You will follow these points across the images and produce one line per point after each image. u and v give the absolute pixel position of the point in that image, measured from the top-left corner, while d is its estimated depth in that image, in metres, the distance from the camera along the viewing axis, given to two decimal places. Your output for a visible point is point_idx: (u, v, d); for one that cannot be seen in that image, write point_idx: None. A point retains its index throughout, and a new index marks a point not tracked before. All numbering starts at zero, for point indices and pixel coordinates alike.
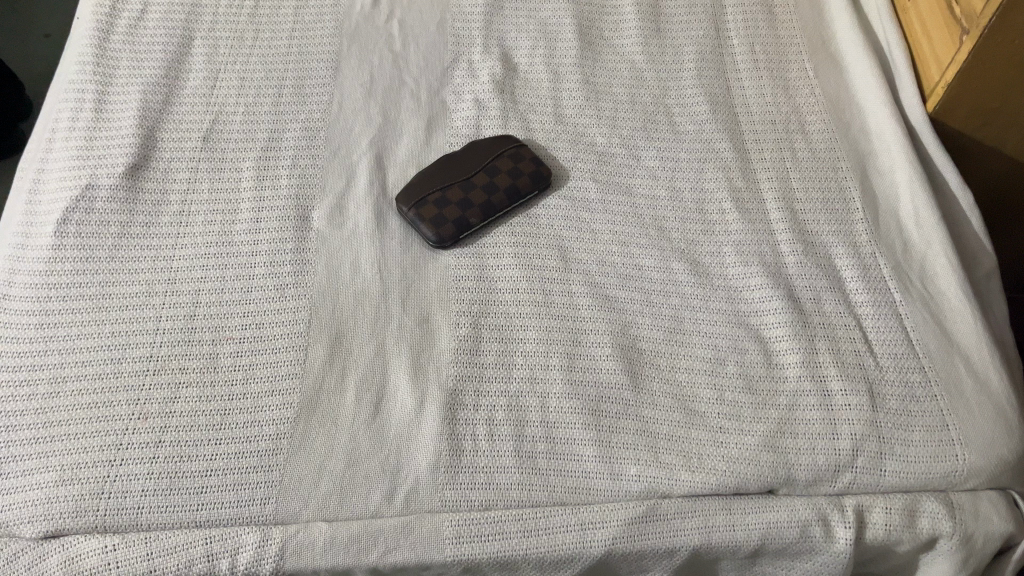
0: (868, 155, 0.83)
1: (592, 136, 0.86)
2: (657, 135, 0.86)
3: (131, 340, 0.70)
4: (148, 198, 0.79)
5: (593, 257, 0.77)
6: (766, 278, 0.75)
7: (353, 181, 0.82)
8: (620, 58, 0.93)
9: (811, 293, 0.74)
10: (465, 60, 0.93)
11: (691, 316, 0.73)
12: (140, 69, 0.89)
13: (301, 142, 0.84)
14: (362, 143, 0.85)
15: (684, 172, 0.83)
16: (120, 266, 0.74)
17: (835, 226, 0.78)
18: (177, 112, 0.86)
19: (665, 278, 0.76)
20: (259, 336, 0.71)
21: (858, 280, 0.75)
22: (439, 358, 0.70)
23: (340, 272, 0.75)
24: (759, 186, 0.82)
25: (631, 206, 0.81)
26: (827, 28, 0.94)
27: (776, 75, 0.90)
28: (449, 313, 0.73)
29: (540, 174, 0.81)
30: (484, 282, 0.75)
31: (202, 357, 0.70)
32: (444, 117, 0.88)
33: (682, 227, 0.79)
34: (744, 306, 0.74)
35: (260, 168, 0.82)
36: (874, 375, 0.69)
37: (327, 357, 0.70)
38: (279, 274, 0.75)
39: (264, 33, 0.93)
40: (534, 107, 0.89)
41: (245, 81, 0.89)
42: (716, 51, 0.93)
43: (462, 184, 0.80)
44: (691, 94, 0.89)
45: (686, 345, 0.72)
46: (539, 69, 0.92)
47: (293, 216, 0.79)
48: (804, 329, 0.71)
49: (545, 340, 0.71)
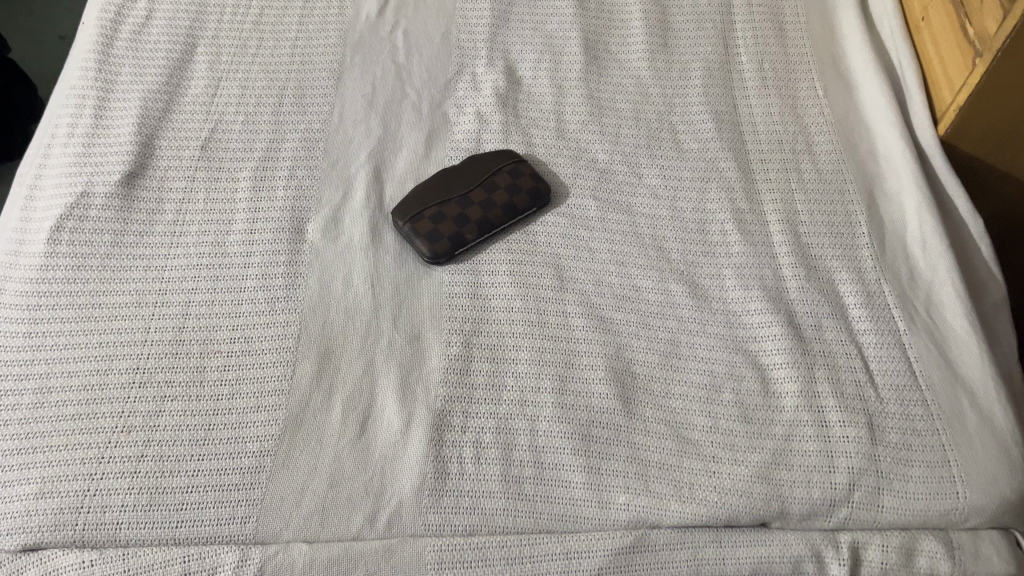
0: (876, 178, 0.81)
1: (594, 152, 0.85)
2: (660, 152, 0.85)
3: (119, 352, 0.69)
4: (143, 206, 0.78)
5: (589, 276, 0.76)
6: (766, 303, 0.73)
7: (351, 193, 0.81)
8: (626, 73, 0.92)
9: (812, 319, 0.72)
10: (468, 72, 0.92)
11: (688, 339, 0.72)
12: (142, 76, 0.89)
13: (299, 152, 0.84)
14: (361, 155, 0.84)
15: (687, 192, 0.82)
16: (112, 275, 0.74)
17: (839, 251, 0.77)
18: (177, 120, 0.85)
19: (662, 300, 0.74)
20: (247, 350, 0.70)
21: (862, 307, 0.73)
22: (428, 378, 0.69)
23: (333, 286, 0.74)
24: (762, 207, 0.80)
25: (631, 225, 0.79)
26: (839, 46, 0.92)
27: (785, 94, 0.88)
28: (440, 331, 0.72)
29: (538, 190, 0.80)
30: (477, 300, 0.74)
31: (189, 370, 0.69)
32: (445, 130, 0.87)
33: (682, 248, 0.78)
34: (742, 332, 0.72)
35: (257, 178, 0.81)
36: (874, 407, 0.67)
37: (315, 373, 0.69)
38: (271, 288, 0.74)
39: (268, 41, 0.93)
40: (536, 121, 0.88)
41: (246, 90, 0.89)
42: (724, 67, 0.91)
43: (459, 200, 0.79)
44: (697, 112, 0.87)
45: (682, 370, 0.70)
46: (543, 83, 0.91)
47: (288, 227, 0.78)
48: (803, 357, 0.70)
49: (537, 361, 0.70)
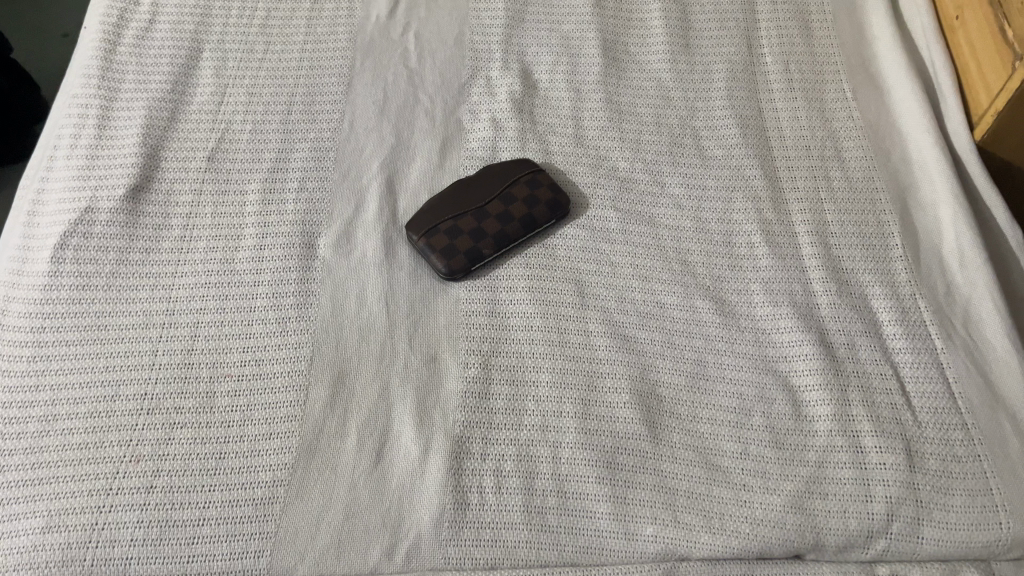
0: (910, 187, 0.78)
1: (614, 160, 0.82)
2: (683, 159, 0.82)
3: (126, 376, 0.67)
4: (148, 222, 0.76)
5: (611, 292, 0.73)
6: (796, 320, 0.70)
7: (363, 205, 0.78)
8: (646, 75, 0.89)
9: (844, 337, 0.69)
10: (483, 76, 0.89)
11: (716, 360, 0.69)
12: (146, 83, 0.86)
13: (309, 163, 0.81)
14: (373, 164, 0.81)
15: (712, 201, 0.79)
16: (117, 296, 0.71)
17: (872, 264, 0.73)
18: (183, 130, 0.83)
19: (688, 317, 0.71)
20: (258, 374, 0.68)
21: (897, 324, 0.70)
22: (445, 402, 0.67)
23: (346, 304, 0.72)
24: (790, 217, 0.77)
25: (654, 237, 0.76)
26: (868, 47, 0.89)
27: (812, 97, 0.85)
28: (458, 351, 0.69)
29: (557, 202, 0.77)
30: (496, 318, 0.71)
31: (199, 395, 0.67)
32: (459, 137, 0.84)
33: (707, 261, 0.75)
34: (772, 351, 0.69)
35: (266, 191, 0.79)
36: (911, 432, 0.64)
37: (329, 398, 0.67)
38: (282, 307, 0.71)
39: (275, 46, 0.90)
40: (553, 127, 0.85)
41: (253, 97, 0.86)
42: (749, 69, 0.88)
43: (475, 212, 0.76)
44: (721, 117, 0.84)
45: (709, 393, 0.67)
46: (560, 86, 0.88)
47: (299, 243, 0.75)
48: (836, 378, 0.67)
49: (559, 384, 0.67)
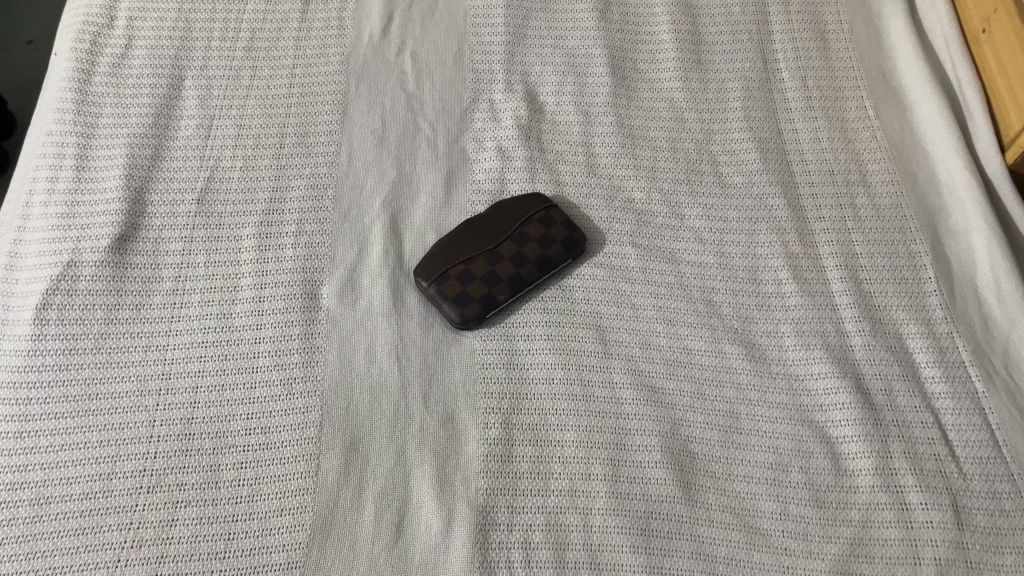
0: (940, 213, 0.75)
1: (629, 190, 0.78)
2: (702, 187, 0.78)
3: (123, 451, 0.63)
4: (137, 275, 0.71)
5: (635, 338, 0.69)
6: (830, 365, 0.67)
7: (367, 248, 0.74)
8: (658, 95, 0.84)
9: (881, 383, 0.66)
10: (485, 100, 0.84)
11: (748, 410, 0.66)
12: (125, 117, 0.80)
13: (307, 203, 0.76)
14: (375, 202, 0.76)
15: (734, 234, 0.75)
16: (107, 359, 0.66)
17: (906, 301, 0.70)
18: (169, 170, 0.77)
19: (716, 364, 0.68)
20: (265, 443, 0.63)
21: (935, 366, 0.67)
22: (466, 467, 0.63)
23: (354, 361, 0.67)
24: (817, 249, 0.74)
25: (676, 275, 0.72)
26: (888, 58, 0.84)
27: (833, 116, 0.81)
28: (476, 410, 0.65)
29: (573, 240, 0.72)
30: (514, 370, 0.67)
31: (202, 469, 0.62)
32: (464, 168, 0.79)
33: (733, 301, 0.71)
34: (806, 399, 0.66)
35: (262, 236, 0.74)
36: (957, 485, 0.61)
37: (342, 468, 0.62)
38: (286, 367, 0.67)
39: (262, 71, 0.84)
40: (563, 156, 0.80)
41: (242, 130, 0.80)
42: (766, 85, 0.83)
43: (487, 255, 0.72)
44: (739, 140, 0.80)
45: (744, 448, 0.64)
46: (568, 110, 0.83)
47: (300, 294, 0.71)
48: (875, 428, 0.64)
49: (585, 443, 0.64)
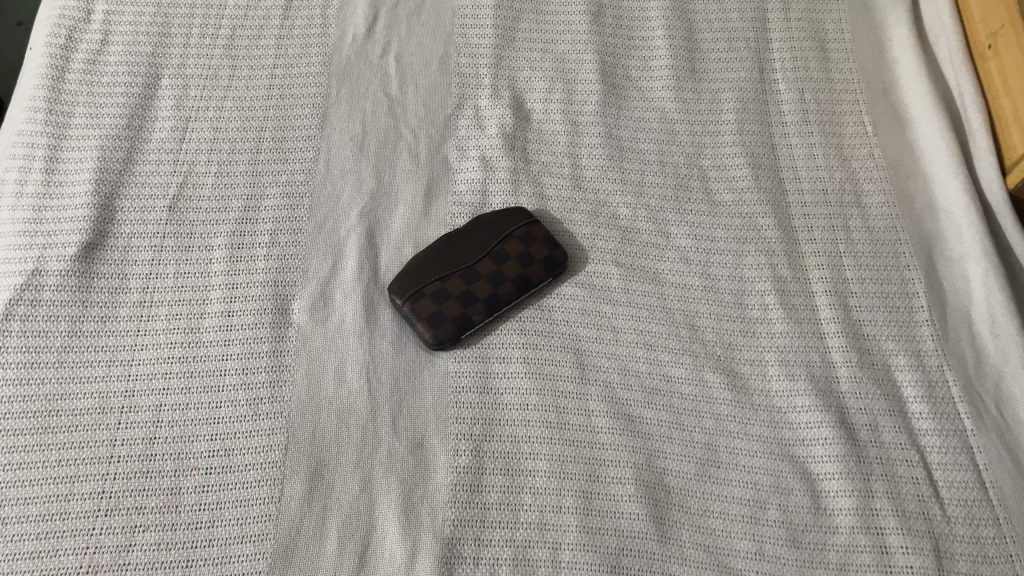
0: (936, 237, 0.72)
1: (614, 206, 0.75)
2: (690, 204, 0.75)
3: (81, 471, 0.61)
4: (104, 285, 0.69)
5: (614, 363, 0.67)
6: (814, 397, 0.64)
7: (341, 263, 0.72)
8: (649, 105, 0.81)
9: (866, 417, 0.64)
10: (470, 106, 0.81)
11: (728, 443, 0.64)
12: (98, 117, 0.77)
13: (281, 211, 0.74)
14: (351, 213, 0.74)
15: (721, 255, 0.72)
16: (70, 374, 0.65)
17: (896, 331, 0.68)
18: (141, 174, 0.75)
19: (696, 392, 0.66)
20: (227, 466, 0.62)
21: (922, 401, 0.64)
22: (433, 497, 0.61)
23: (323, 382, 0.65)
24: (806, 273, 0.71)
25: (659, 297, 0.70)
26: (889, 71, 0.81)
27: (830, 131, 0.78)
28: (446, 436, 0.63)
29: (554, 259, 0.70)
30: (487, 395, 0.65)
31: (162, 492, 0.61)
32: (446, 178, 0.77)
33: (717, 326, 0.69)
34: (788, 433, 0.64)
35: (233, 247, 0.72)
36: (939, 529, 0.59)
37: (306, 494, 0.61)
38: (252, 386, 0.65)
39: (241, 70, 0.81)
40: (548, 167, 0.77)
41: (218, 134, 0.78)
42: (761, 97, 0.80)
43: (464, 272, 0.69)
44: (731, 155, 0.77)
45: (721, 483, 0.62)
46: (555, 119, 0.80)
47: (270, 308, 0.68)
48: (858, 465, 0.62)
49: (557, 474, 0.62)
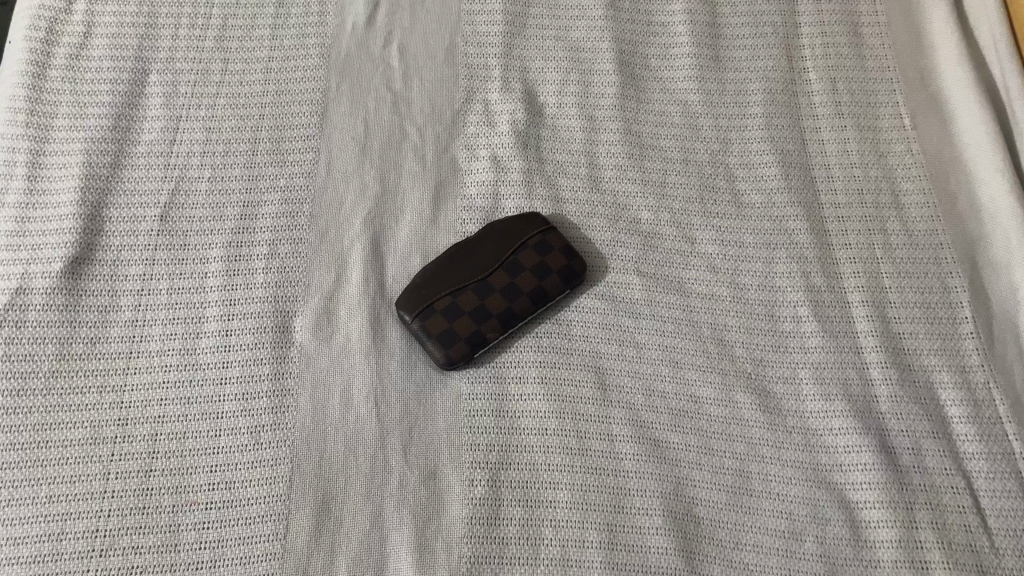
0: (980, 241, 0.67)
1: (635, 209, 0.70)
2: (716, 206, 0.70)
3: (73, 508, 0.57)
4: (93, 303, 0.65)
5: (638, 382, 0.63)
6: (853, 419, 0.60)
7: (344, 275, 0.67)
8: (670, 98, 0.76)
9: (908, 440, 0.60)
10: (479, 101, 0.76)
11: (761, 469, 0.60)
12: (82, 117, 0.72)
13: (280, 219, 0.69)
14: (355, 221, 0.70)
15: (750, 262, 0.68)
16: (59, 401, 0.61)
17: (938, 344, 0.63)
18: (131, 180, 0.70)
19: (726, 414, 0.62)
20: (229, 500, 0.58)
21: (968, 422, 0.60)
22: (448, 531, 0.58)
23: (328, 407, 0.61)
24: (842, 281, 0.66)
25: (685, 309, 0.66)
26: (928, 58, 0.76)
27: (865, 125, 0.73)
28: (461, 464, 0.60)
29: (572, 270, 0.65)
30: (503, 419, 0.61)
31: (160, 529, 0.57)
32: (454, 180, 0.72)
33: (748, 341, 0.64)
34: (825, 457, 0.60)
35: (230, 259, 0.67)
36: (987, 562, 0.56)
37: (313, 530, 0.57)
38: (253, 412, 0.61)
39: (234, 64, 0.76)
40: (564, 166, 0.72)
41: (212, 135, 0.73)
42: (791, 88, 0.75)
43: (476, 285, 0.65)
44: (759, 152, 0.72)
45: (754, 513, 0.58)
46: (570, 114, 0.75)
47: (271, 327, 0.64)
48: (901, 493, 0.58)
49: (579, 505, 0.58)
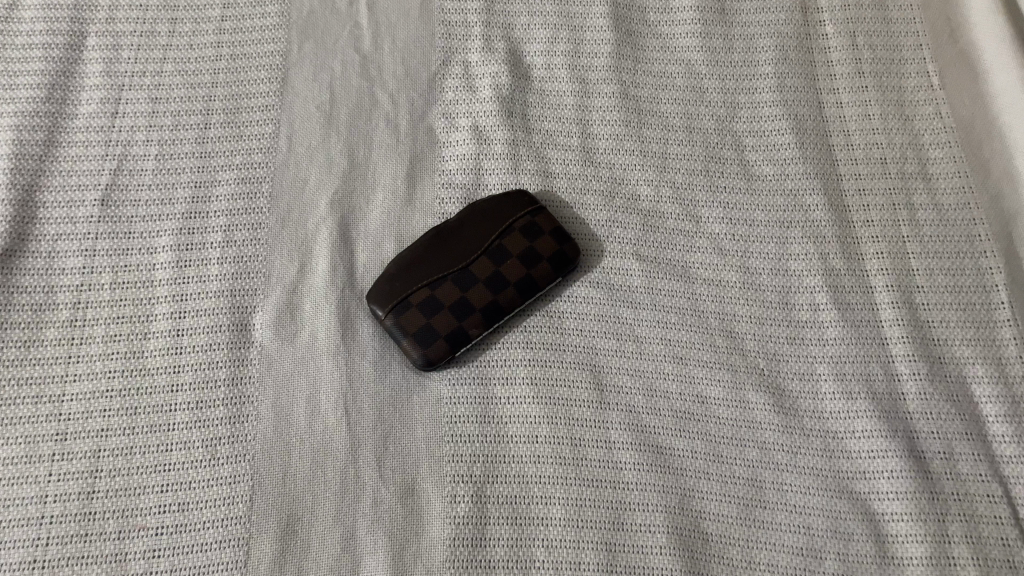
0: (1017, 215, 0.60)
1: (633, 184, 0.63)
2: (723, 180, 0.63)
3: (8, 537, 0.51)
4: (26, 302, 0.58)
5: (638, 381, 0.56)
6: (877, 421, 0.54)
7: (309, 264, 0.60)
8: (672, 56, 0.68)
9: (938, 443, 0.54)
10: (458, 62, 0.68)
11: (775, 478, 0.54)
12: (12, 89, 0.64)
13: (236, 202, 0.62)
14: (320, 203, 0.62)
15: (762, 243, 0.61)
16: None
17: (972, 333, 0.57)
18: (66, 159, 0.62)
19: (737, 416, 0.56)
20: (182, 524, 0.52)
21: (1006, 421, 0.54)
22: (428, 554, 0.52)
23: (292, 416, 0.55)
24: (864, 263, 0.60)
25: (690, 297, 0.59)
26: (958, 7, 0.68)
27: (888, 84, 0.65)
28: (441, 478, 0.53)
29: (563, 256, 0.58)
30: (488, 426, 0.55)
31: (105, 559, 0.51)
32: (431, 154, 0.65)
33: (760, 332, 0.58)
34: (846, 463, 0.54)
35: (181, 248, 0.60)
36: None
37: (277, 556, 0.51)
38: (209, 423, 0.54)
39: (182, 25, 0.68)
40: (553, 136, 0.65)
41: (158, 106, 0.65)
42: (806, 44, 0.67)
43: (457, 275, 0.58)
44: (770, 117, 0.65)
45: (768, 528, 0.53)
46: (560, 76, 0.67)
47: (227, 325, 0.57)
48: (931, 503, 0.52)
49: (574, 522, 0.52)
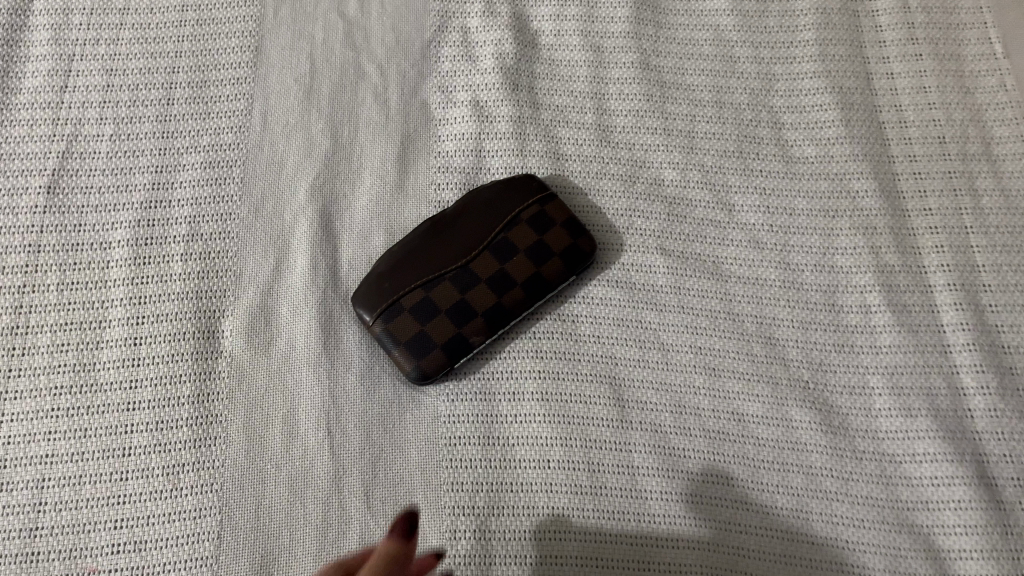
0: None
1: (656, 167, 0.55)
2: (758, 162, 0.55)
3: None
4: None
5: (664, 396, 0.49)
6: (941, 442, 0.47)
7: (286, 262, 0.53)
8: (698, 21, 0.60)
9: (1012, 468, 0.47)
10: (455, 28, 0.59)
11: (823, 508, 0.47)
12: None
13: (203, 189, 0.54)
14: (299, 190, 0.54)
15: (804, 235, 0.53)
16: None
17: None
18: (8, 140, 0.54)
19: (778, 436, 0.48)
20: (138, 567, 0.45)
21: None
22: None
23: (266, 438, 0.48)
24: (922, 258, 0.52)
25: (723, 298, 0.52)
26: None
27: (946, 52, 0.57)
28: (438, 510, 0.46)
29: (578, 251, 0.51)
30: (492, 449, 0.48)
31: None
32: (425, 133, 0.57)
33: (803, 338, 0.51)
34: (906, 492, 0.47)
35: (139, 243, 0.52)
36: None
37: None
38: (171, 448, 0.47)
39: None
40: (564, 112, 0.57)
41: (114, 78, 0.57)
42: (851, 6, 0.59)
43: (455, 273, 0.50)
44: (812, 90, 0.57)
45: (817, 567, 0.46)
46: (571, 44, 0.59)
47: (192, 333, 0.50)
48: (1005, 538, 0.45)
49: (592, 562, 0.45)
